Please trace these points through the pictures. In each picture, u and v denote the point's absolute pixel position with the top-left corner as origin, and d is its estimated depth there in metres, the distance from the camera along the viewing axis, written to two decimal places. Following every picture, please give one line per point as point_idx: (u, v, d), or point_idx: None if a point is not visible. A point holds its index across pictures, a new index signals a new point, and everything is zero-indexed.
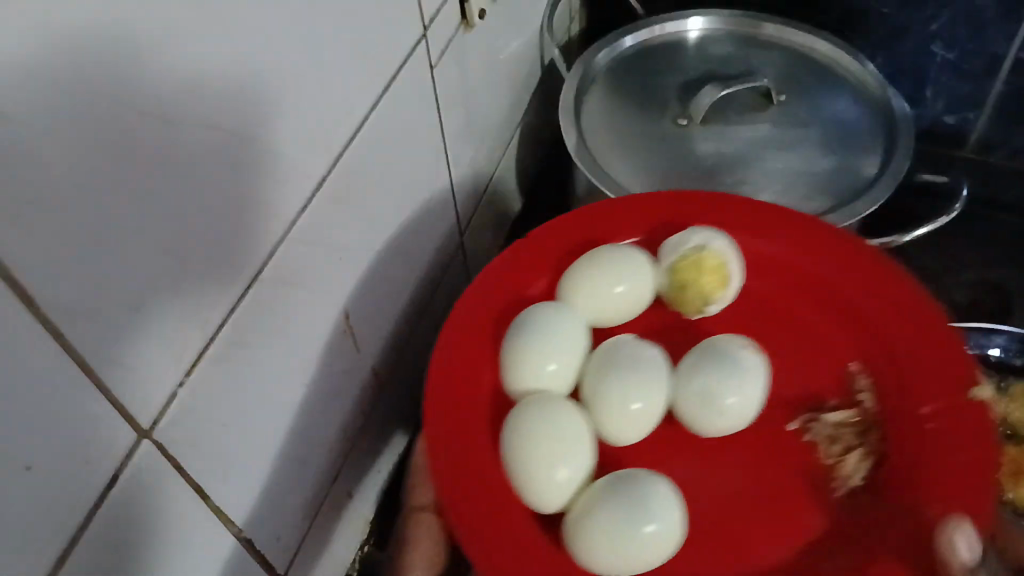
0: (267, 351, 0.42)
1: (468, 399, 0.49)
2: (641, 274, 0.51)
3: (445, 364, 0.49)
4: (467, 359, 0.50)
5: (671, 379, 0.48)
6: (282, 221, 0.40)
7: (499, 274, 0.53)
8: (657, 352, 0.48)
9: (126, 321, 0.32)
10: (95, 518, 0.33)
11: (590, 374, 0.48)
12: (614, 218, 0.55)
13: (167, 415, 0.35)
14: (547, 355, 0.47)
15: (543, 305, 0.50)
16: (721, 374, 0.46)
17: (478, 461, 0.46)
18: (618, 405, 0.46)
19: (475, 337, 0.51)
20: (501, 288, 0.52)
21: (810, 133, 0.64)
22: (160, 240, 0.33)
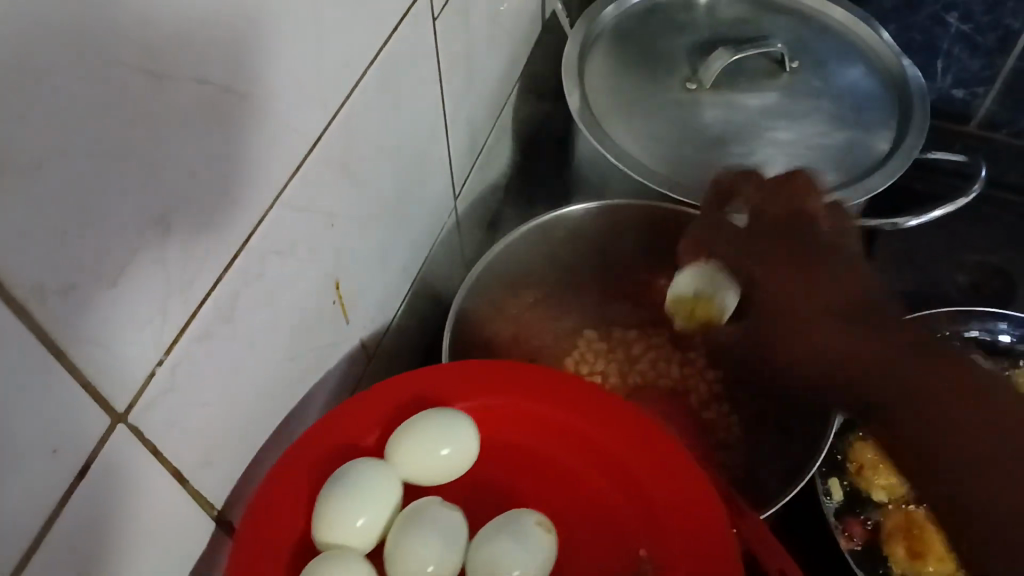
0: (258, 316, 0.39)
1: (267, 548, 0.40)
2: (467, 437, 0.44)
3: (292, 459, 0.42)
4: (282, 498, 0.41)
5: (467, 544, 0.41)
6: (274, 186, 0.37)
7: (366, 407, 0.45)
8: (458, 517, 0.42)
9: (99, 297, 0.29)
10: (65, 508, 0.30)
11: (392, 535, 0.41)
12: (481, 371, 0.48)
13: (143, 397, 0.32)
14: (354, 509, 0.40)
15: (354, 461, 0.42)
16: (516, 545, 0.40)
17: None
18: (412, 562, 0.40)
19: (300, 474, 0.42)
20: (338, 422, 0.44)
21: (819, 104, 0.61)
22: (139, 207, 0.29)
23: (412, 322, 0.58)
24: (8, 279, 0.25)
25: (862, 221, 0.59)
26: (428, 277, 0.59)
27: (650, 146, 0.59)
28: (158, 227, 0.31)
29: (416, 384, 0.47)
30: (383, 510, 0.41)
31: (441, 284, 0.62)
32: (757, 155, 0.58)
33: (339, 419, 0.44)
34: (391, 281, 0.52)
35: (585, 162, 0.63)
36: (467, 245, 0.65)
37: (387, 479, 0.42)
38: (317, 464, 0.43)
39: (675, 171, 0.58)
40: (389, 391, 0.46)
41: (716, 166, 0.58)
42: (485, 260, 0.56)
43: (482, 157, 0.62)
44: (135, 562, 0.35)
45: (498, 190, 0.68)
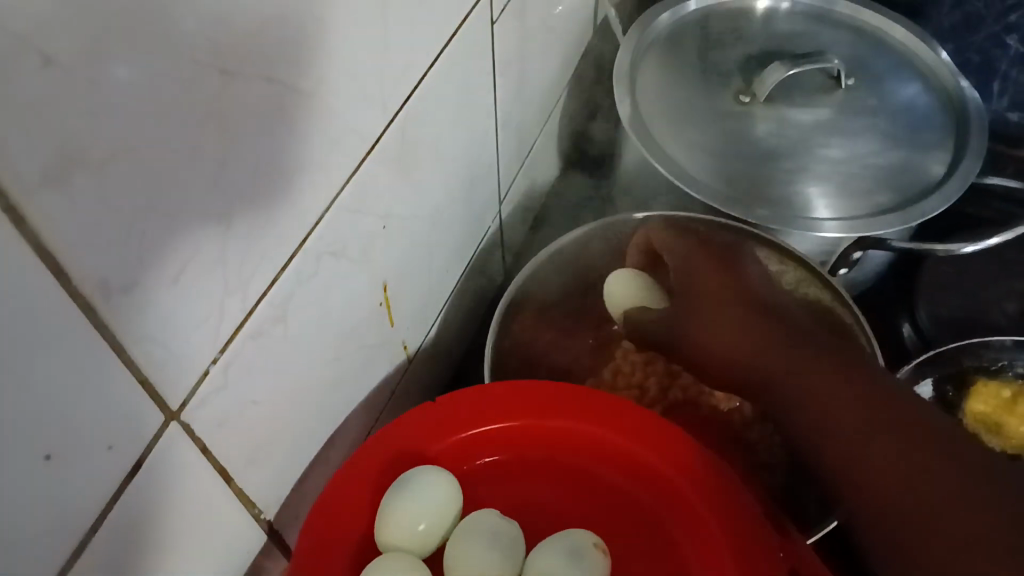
0: (312, 315, 0.39)
1: (339, 522, 0.44)
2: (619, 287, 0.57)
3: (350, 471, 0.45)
4: (358, 478, 0.45)
5: (521, 558, 0.43)
6: (334, 185, 0.37)
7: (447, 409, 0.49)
8: (515, 529, 0.44)
9: (160, 294, 0.28)
10: (117, 503, 0.30)
11: (454, 536, 0.43)
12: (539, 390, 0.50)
13: (196, 395, 0.32)
14: (415, 513, 0.42)
15: (423, 466, 0.44)
16: (570, 564, 0.42)
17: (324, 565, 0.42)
18: (467, 572, 0.41)
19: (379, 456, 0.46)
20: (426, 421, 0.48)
21: (875, 122, 0.60)
22: (204, 205, 0.29)
23: (453, 322, 0.58)
24: (76, 274, 0.25)
25: (916, 244, 0.58)
26: (471, 279, 0.59)
27: (700, 158, 0.58)
28: (221, 225, 0.30)
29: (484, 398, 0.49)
30: (445, 517, 0.44)
31: (483, 285, 0.62)
32: (810, 171, 0.57)
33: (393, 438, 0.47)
34: (435, 285, 0.52)
35: (631, 172, 0.62)
36: (510, 248, 0.64)
37: (445, 484, 0.44)
38: (394, 452, 0.46)
39: (724, 186, 0.57)
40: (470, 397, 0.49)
41: (767, 182, 0.57)
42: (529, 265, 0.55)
43: (527, 162, 0.62)
44: (178, 558, 0.35)
45: (541, 196, 0.67)
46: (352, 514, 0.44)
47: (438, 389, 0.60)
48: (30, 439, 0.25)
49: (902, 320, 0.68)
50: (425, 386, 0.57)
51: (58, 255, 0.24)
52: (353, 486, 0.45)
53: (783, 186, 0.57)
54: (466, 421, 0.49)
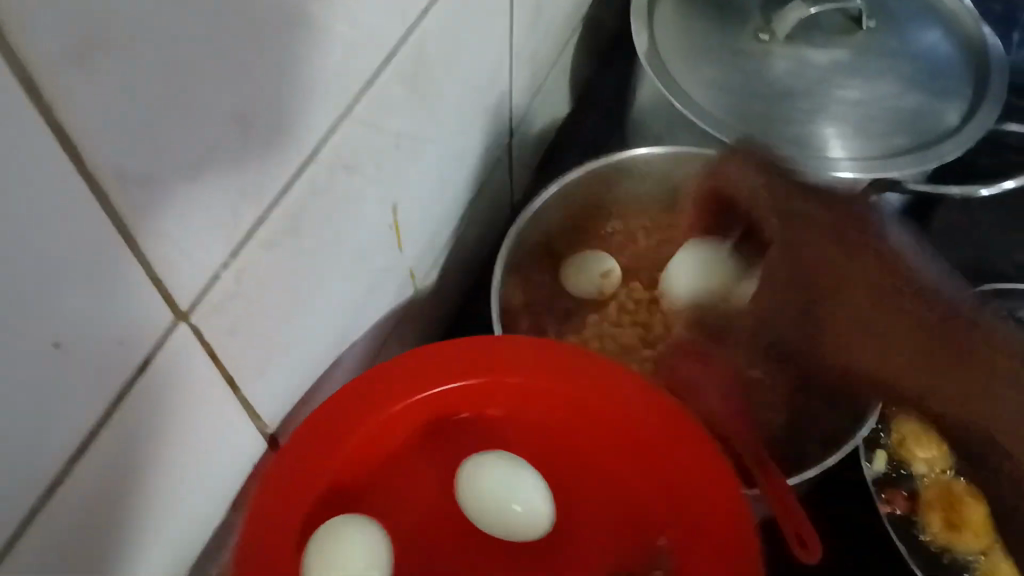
0: (326, 225, 0.38)
1: (308, 470, 0.44)
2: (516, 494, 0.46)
3: (312, 450, 0.44)
4: (326, 430, 0.44)
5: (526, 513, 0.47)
6: (348, 98, 0.36)
7: (403, 376, 0.48)
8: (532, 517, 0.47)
9: (176, 190, 0.28)
10: (125, 401, 0.30)
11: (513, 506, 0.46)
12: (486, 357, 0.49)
13: (208, 298, 0.32)
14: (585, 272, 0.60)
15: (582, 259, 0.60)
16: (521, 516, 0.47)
17: (277, 537, 0.43)
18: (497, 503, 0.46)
19: (347, 416, 0.45)
20: (392, 388, 0.47)
21: (894, 64, 0.59)
22: (225, 102, 0.28)
23: (459, 251, 0.58)
24: (81, 168, 0.24)
25: (931, 187, 0.57)
26: (479, 209, 0.58)
27: (718, 95, 0.58)
28: (239, 125, 0.30)
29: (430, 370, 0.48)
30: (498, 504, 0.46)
31: (493, 215, 0.62)
32: (826, 112, 0.57)
33: (346, 419, 0.45)
34: (443, 213, 0.52)
35: (647, 109, 0.61)
36: (520, 180, 0.64)
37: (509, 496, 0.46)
38: (359, 413, 0.46)
39: (740, 123, 0.57)
40: (417, 369, 0.48)
41: (783, 121, 0.57)
42: (544, 196, 0.55)
43: (540, 96, 0.61)
44: (184, 461, 0.36)
45: (551, 132, 0.67)
46: (324, 464, 0.45)
47: (443, 316, 0.60)
48: (31, 333, 0.25)
49: None
50: (430, 312, 0.57)
51: (75, 134, 0.23)
52: (323, 433, 0.44)
53: (797, 125, 0.56)
54: (399, 394, 0.47)
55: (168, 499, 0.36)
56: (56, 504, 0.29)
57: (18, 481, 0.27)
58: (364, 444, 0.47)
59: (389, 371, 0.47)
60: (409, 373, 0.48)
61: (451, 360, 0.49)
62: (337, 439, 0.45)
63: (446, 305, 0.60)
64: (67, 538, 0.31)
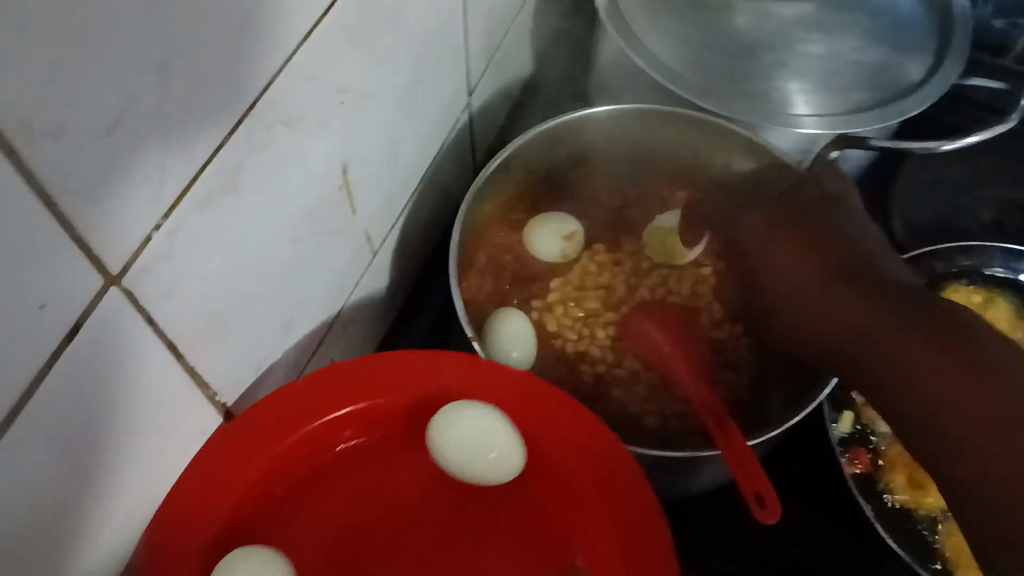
0: (266, 185, 0.37)
1: (245, 458, 0.41)
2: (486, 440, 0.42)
3: (246, 435, 0.41)
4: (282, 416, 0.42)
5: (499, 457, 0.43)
6: (283, 50, 0.34)
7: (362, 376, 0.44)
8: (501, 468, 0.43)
9: (93, 143, 0.26)
10: (54, 370, 0.29)
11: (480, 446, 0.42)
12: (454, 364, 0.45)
13: (139, 261, 0.31)
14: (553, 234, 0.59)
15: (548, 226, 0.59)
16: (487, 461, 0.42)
17: (189, 524, 0.39)
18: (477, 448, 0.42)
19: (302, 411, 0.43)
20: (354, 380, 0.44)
21: (857, 18, 0.58)
22: (144, 49, 0.27)
23: (418, 215, 0.56)
24: None
25: (894, 142, 0.56)
26: (437, 172, 0.57)
27: (679, 51, 0.56)
28: (160, 74, 0.28)
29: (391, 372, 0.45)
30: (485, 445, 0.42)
31: (452, 179, 0.60)
32: (789, 67, 0.56)
33: (287, 415, 0.42)
34: (398, 176, 0.50)
35: (607, 67, 0.60)
36: (480, 143, 0.63)
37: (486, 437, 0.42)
38: (313, 409, 0.43)
39: (702, 79, 0.55)
40: (378, 366, 0.45)
41: (744, 77, 0.55)
42: (502, 156, 0.53)
43: (500, 54, 0.59)
44: (126, 432, 0.34)
45: (513, 91, 0.65)
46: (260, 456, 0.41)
47: (404, 283, 0.59)
48: None
49: (877, 228, 0.66)
50: (389, 279, 0.56)
51: None
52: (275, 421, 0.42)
53: (759, 80, 0.55)
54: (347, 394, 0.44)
55: (112, 474, 0.35)
56: None
57: None
58: (290, 454, 0.42)
59: (350, 366, 0.44)
60: (369, 374, 0.44)
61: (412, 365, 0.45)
62: (269, 440, 0.41)
63: (406, 272, 0.58)
64: (1, 515, 0.29)
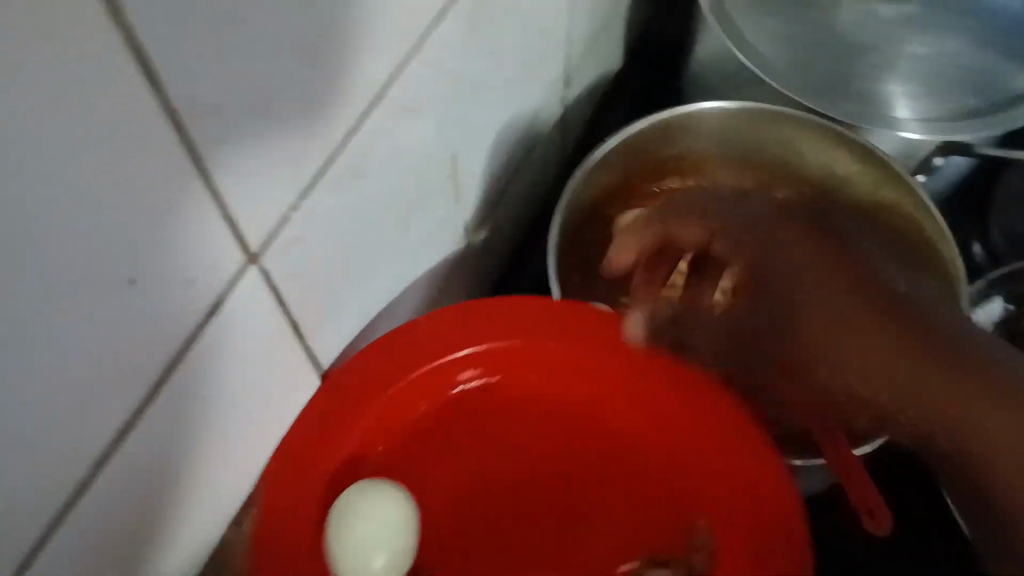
0: (386, 170, 0.37)
1: (336, 424, 0.40)
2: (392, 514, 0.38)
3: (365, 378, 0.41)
4: (364, 382, 0.41)
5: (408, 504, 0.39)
6: (411, 37, 0.34)
7: (447, 327, 0.44)
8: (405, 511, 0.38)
9: (243, 121, 0.27)
10: (192, 344, 0.29)
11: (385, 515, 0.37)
12: (544, 319, 0.45)
13: (273, 243, 0.31)
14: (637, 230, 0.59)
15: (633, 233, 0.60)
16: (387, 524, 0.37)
17: (289, 495, 0.38)
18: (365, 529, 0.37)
19: (387, 368, 0.42)
20: (436, 340, 0.43)
21: (967, 21, 0.56)
22: (295, 33, 0.27)
23: (511, 206, 0.57)
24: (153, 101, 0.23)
25: (1003, 152, 0.55)
26: (531, 164, 0.57)
27: (782, 50, 0.55)
28: (304, 57, 0.28)
29: (474, 323, 0.44)
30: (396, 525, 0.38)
31: (543, 172, 0.60)
32: (895, 70, 0.54)
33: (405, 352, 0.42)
34: (498, 165, 0.50)
35: (705, 64, 0.59)
36: (571, 136, 0.62)
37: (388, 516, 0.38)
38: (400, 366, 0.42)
39: (804, 81, 0.54)
40: (459, 320, 0.44)
41: (849, 78, 0.54)
42: (600, 151, 0.53)
43: (595, 46, 0.59)
44: (245, 408, 0.35)
45: (604, 85, 0.65)
46: (347, 425, 0.41)
47: (492, 273, 0.59)
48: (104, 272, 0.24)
49: (975, 240, 0.65)
50: (480, 268, 0.56)
51: (153, 61, 0.22)
52: (360, 386, 0.41)
53: (864, 83, 0.54)
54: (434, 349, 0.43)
55: (227, 448, 0.35)
56: (127, 445, 0.28)
57: (86, 425, 0.26)
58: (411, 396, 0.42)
59: (428, 324, 0.43)
60: (451, 327, 0.44)
61: (496, 320, 0.44)
62: (356, 407, 0.41)
63: (495, 262, 0.59)
64: (134, 483, 0.30)
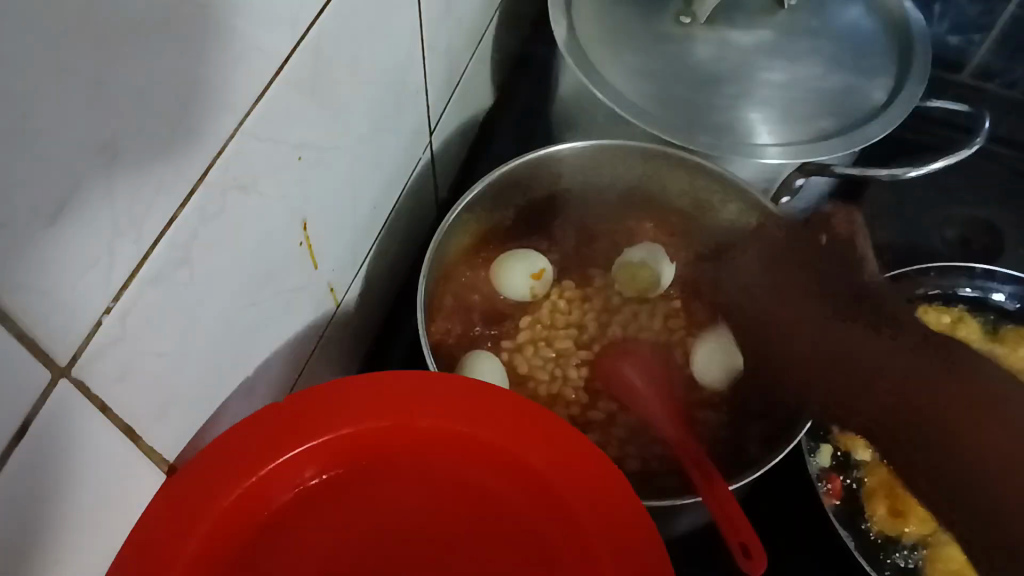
0: (224, 253, 0.36)
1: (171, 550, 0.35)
2: None
3: (267, 437, 0.38)
4: (196, 492, 0.36)
5: None
6: (232, 118, 0.33)
7: (277, 428, 0.38)
8: None
9: (32, 232, 0.25)
10: (0, 470, 0.27)
11: None
12: (387, 399, 0.40)
13: (89, 350, 0.29)
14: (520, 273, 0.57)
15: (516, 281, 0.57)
16: None
17: None
18: None
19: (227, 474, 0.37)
20: (272, 435, 0.38)
21: (816, 44, 0.58)
22: (83, 137, 0.25)
23: (383, 261, 0.56)
24: None
25: (860, 169, 0.56)
26: (401, 214, 0.56)
27: (640, 84, 0.56)
28: (101, 158, 0.26)
29: (310, 416, 0.39)
30: None
31: (416, 219, 0.59)
32: (751, 97, 0.55)
33: (294, 420, 0.39)
34: (361, 223, 0.49)
35: (569, 102, 0.59)
36: (444, 180, 0.62)
37: None
38: (241, 468, 0.37)
39: (665, 113, 0.55)
40: (290, 421, 0.38)
41: (707, 108, 0.55)
42: (468, 198, 0.52)
43: (459, 90, 0.59)
44: (81, 521, 0.33)
45: (474, 126, 0.64)
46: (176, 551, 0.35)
47: (372, 327, 0.58)
48: None
49: None
50: (357, 325, 0.55)
51: None
52: (190, 504, 0.36)
53: (721, 112, 0.55)
54: (273, 443, 0.38)
55: (68, 565, 0.33)
56: None
57: None
58: (270, 485, 0.38)
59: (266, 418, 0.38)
60: (289, 417, 0.39)
61: (337, 410, 0.39)
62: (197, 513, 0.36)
63: (373, 316, 0.57)
64: None
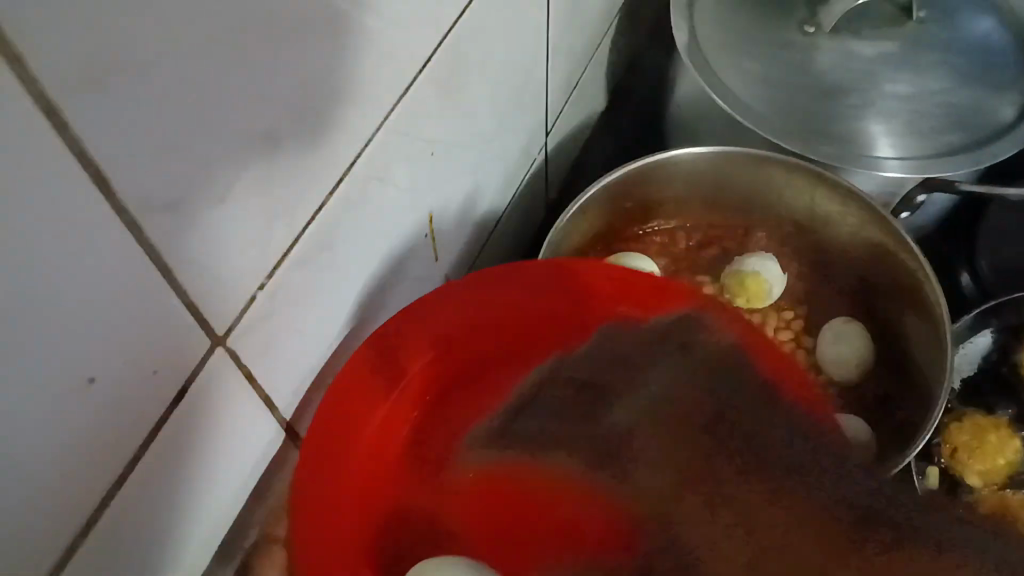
0: (362, 238, 0.37)
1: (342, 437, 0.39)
2: None
3: (398, 344, 0.41)
4: (357, 386, 0.39)
5: None
6: (377, 110, 0.34)
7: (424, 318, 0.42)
8: None
9: (204, 207, 0.27)
10: (163, 429, 0.29)
11: None
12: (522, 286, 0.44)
13: (242, 322, 0.31)
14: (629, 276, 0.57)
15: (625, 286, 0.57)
16: None
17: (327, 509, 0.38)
18: None
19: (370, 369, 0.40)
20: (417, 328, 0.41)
21: (945, 56, 0.56)
22: (252, 124, 0.27)
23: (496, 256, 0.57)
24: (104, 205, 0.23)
25: (986, 186, 0.54)
26: (515, 211, 0.57)
27: (759, 93, 0.56)
28: (265, 144, 0.28)
29: (460, 306, 0.43)
30: None
31: (528, 217, 0.60)
32: (874, 108, 0.54)
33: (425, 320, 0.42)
34: (479, 218, 0.51)
35: (685, 108, 0.60)
36: (556, 180, 0.63)
37: None
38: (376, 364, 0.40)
39: (783, 122, 0.55)
40: (442, 305, 0.42)
41: (827, 118, 0.54)
42: (582, 198, 0.53)
43: (575, 93, 0.60)
44: (221, 483, 0.35)
45: (587, 128, 0.65)
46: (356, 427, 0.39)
47: None
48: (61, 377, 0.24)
49: (963, 268, 0.65)
50: None
51: (104, 166, 0.22)
52: (353, 393, 0.39)
53: (842, 122, 0.54)
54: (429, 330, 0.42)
55: (205, 523, 0.35)
56: (100, 535, 0.29)
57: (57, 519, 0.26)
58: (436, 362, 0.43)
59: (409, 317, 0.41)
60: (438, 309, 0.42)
61: (479, 297, 0.43)
62: (361, 398, 0.39)
63: None
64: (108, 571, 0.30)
